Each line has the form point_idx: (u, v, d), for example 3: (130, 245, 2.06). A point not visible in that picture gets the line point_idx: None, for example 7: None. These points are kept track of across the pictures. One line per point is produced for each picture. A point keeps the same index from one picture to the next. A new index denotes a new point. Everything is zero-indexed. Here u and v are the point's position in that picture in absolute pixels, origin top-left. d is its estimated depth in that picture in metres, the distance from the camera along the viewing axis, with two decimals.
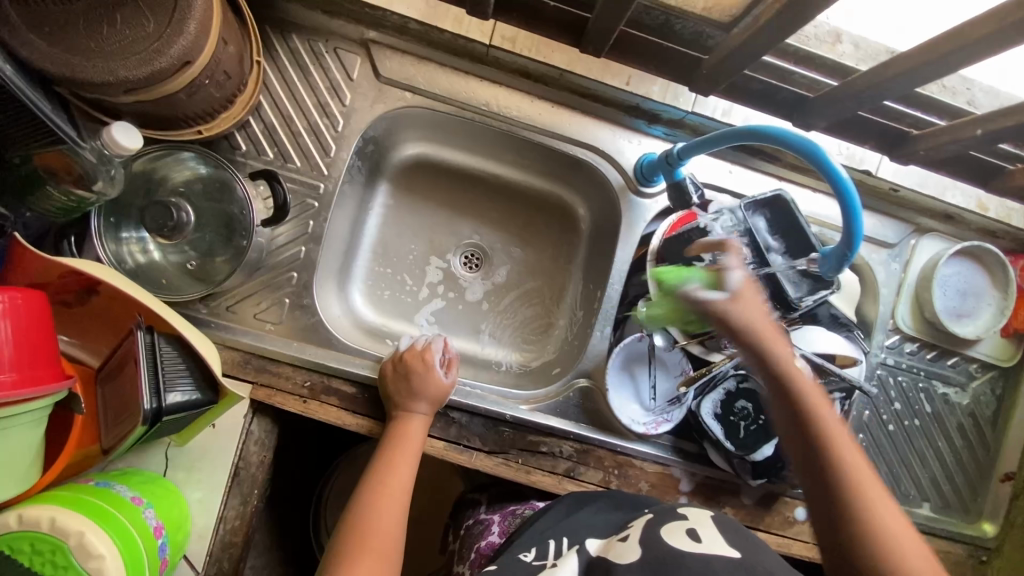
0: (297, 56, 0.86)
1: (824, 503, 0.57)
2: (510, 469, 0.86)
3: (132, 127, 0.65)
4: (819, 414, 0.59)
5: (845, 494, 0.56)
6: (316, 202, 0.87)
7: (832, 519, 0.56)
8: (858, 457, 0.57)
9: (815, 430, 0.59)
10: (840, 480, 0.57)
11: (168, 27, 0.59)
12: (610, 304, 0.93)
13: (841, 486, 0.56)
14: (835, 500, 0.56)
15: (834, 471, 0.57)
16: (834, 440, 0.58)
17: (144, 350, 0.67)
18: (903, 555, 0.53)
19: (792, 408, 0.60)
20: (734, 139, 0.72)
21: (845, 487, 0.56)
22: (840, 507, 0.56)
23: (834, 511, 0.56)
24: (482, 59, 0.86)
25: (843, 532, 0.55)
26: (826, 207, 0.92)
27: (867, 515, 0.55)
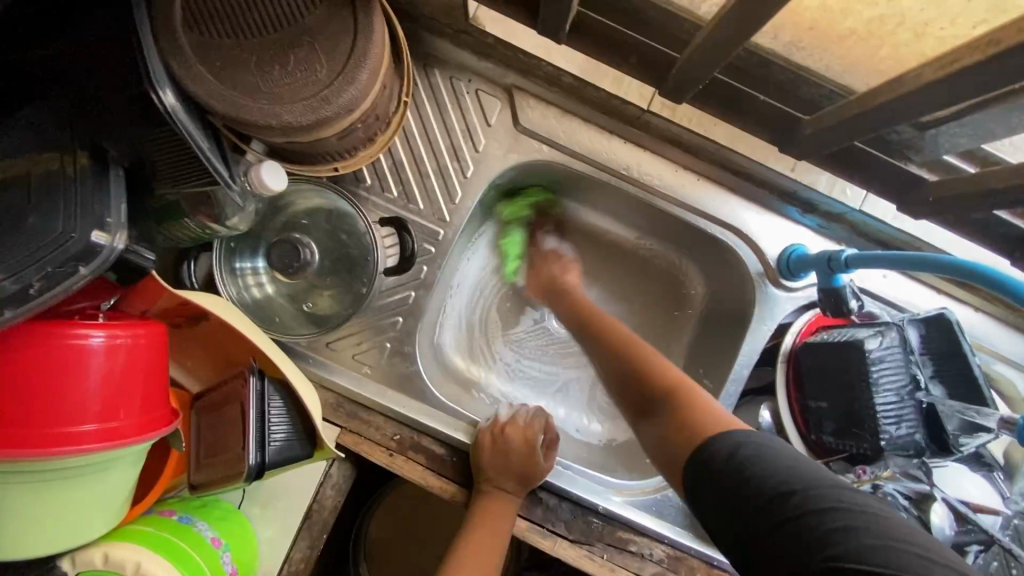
0: (436, 94, 0.81)
1: (635, 391, 0.69)
2: (595, 566, 0.78)
3: (279, 167, 0.62)
4: (608, 329, 0.78)
5: (638, 380, 0.69)
6: (432, 247, 0.82)
7: (629, 395, 0.70)
8: (642, 349, 0.72)
9: (610, 338, 0.76)
10: (630, 372, 0.70)
11: (341, 74, 0.54)
12: (728, 400, 0.84)
13: (636, 373, 0.70)
14: (641, 384, 0.69)
15: (625, 360, 0.72)
16: (622, 343, 0.75)
17: (254, 398, 0.64)
18: (680, 401, 0.62)
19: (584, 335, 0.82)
20: (921, 267, 0.64)
21: (647, 366, 0.70)
22: (645, 385, 0.68)
23: (639, 395, 0.68)
24: (632, 121, 0.81)
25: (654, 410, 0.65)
26: (990, 334, 0.83)
27: (658, 386, 0.66)
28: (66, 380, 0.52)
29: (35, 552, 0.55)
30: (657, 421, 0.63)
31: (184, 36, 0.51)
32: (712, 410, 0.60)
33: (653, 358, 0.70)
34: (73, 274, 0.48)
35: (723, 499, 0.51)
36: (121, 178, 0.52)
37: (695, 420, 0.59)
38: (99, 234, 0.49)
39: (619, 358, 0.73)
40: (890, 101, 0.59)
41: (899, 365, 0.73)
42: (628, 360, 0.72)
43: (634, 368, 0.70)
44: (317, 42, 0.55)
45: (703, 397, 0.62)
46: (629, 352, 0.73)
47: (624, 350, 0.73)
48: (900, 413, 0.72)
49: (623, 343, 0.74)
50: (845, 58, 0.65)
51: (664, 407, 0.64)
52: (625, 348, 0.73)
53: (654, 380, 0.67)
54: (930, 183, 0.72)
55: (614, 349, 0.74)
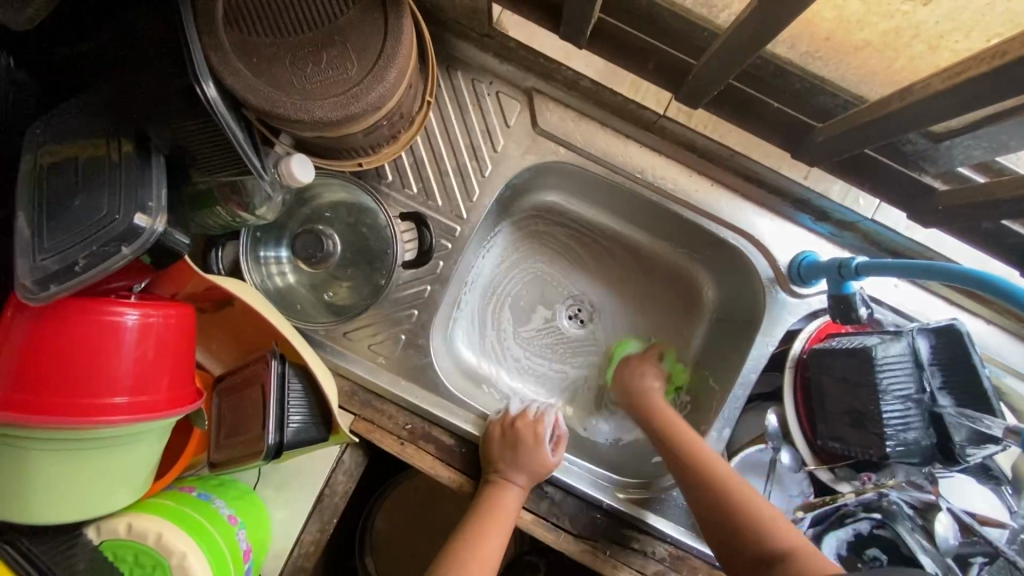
0: (458, 95, 0.83)
1: (732, 529, 0.72)
2: (597, 560, 0.79)
3: (307, 159, 0.64)
4: (683, 457, 0.78)
5: (741, 522, 0.71)
6: (449, 243, 0.85)
7: (727, 533, 0.72)
8: (727, 476, 0.75)
9: (693, 464, 0.77)
10: (716, 502, 0.73)
11: (371, 73, 0.57)
12: (735, 404, 0.85)
13: (742, 514, 0.72)
14: (743, 519, 0.71)
15: (710, 500, 0.74)
16: (707, 471, 0.76)
17: (275, 380, 0.67)
18: (796, 561, 0.66)
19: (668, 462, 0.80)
20: (929, 275, 0.65)
21: (750, 506, 0.72)
22: (745, 520, 0.71)
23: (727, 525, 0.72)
24: (648, 126, 0.83)
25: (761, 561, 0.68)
26: (1001, 346, 0.82)
27: (755, 525, 0.70)
28: (101, 354, 0.54)
29: (64, 518, 0.57)
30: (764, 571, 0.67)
31: (223, 32, 0.55)
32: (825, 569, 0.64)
33: (735, 489, 0.74)
34: (115, 253, 0.51)
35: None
36: (162, 166, 0.55)
37: None
38: (141, 217, 0.52)
39: (705, 490, 0.75)
40: (904, 108, 0.60)
41: (906, 374, 0.74)
42: (720, 499, 0.73)
43: (719, 500, 0.73)
44: (348, 41, 0.57)
45: (783, 529, 0.69)
46: (718, 477, 0.75)
47: (708, 484, 0.75)
48: (905, 420, 0.73)
49: (706, 475, 0.76)
50: (859, 69, 0.67)
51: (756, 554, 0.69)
52: (712, 486, 0.75)
53: (765, 530, 0.69)
54: (939, 192, 0.73)
55: (699, 486, 0.75)
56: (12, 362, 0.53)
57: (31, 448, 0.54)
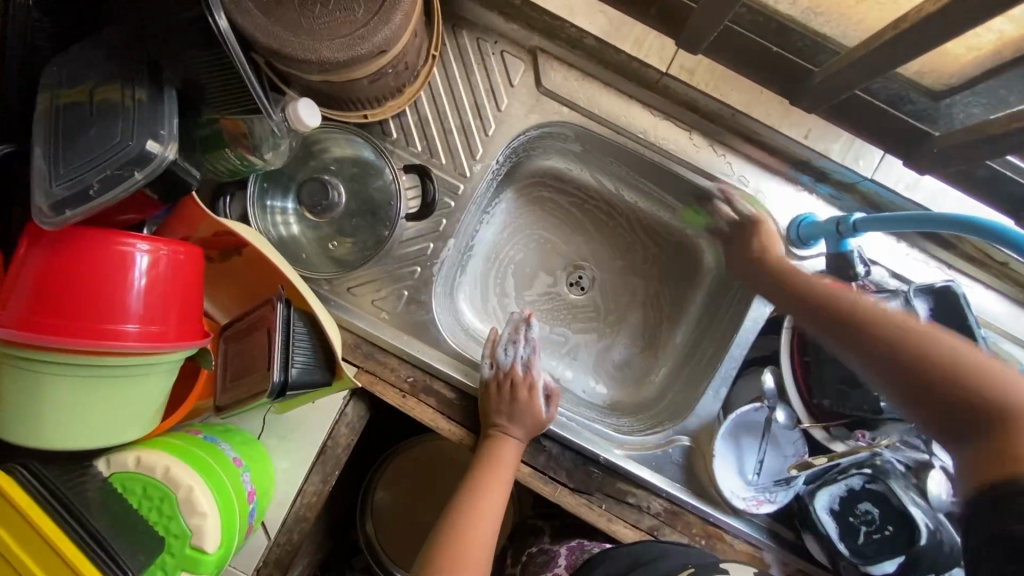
0: (463, 54, 0.85)
1: (884, 356, 0.67)
2: (592, 513, 0.81)
3: (314, 105, 0.66)
4: (870, 316, 0.69)
5: (919, 360, 0.64)
6: (452, 201, 0.86)
7: (903, 377, 0.65)
8: (856, 303, 0.71)
9: (837, 299, 0.72)
10: (882, 335, 0.67)
11: (377, 15, 0.58)
12: (732, 363, 0.86)
13: (888, 336, 0.67)
14: (913, 351, 0.65)
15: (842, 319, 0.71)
16: (843, 297, 0.72)
17: (281, 322, 0.68)
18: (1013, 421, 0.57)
19: (816, 307, 0.74)
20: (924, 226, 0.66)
21: (929, 350, 0.64)
22: (907, 350, 0.65)
23: (885, 357, 0.67)
24: (652, 85, 0.84)
25: (973, 422, 0.60)
26: (999, 311, 0.83)
27: (932, 366, 0.63)
28: (113, 282, 0.56)
29: (73, 444, 0.58)
30: (919, 382, 0.63)
31: None
32: None
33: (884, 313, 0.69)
34: (129, 178, 0.53)
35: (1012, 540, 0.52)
36: (174, 101, 0.57)
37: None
38: (153, 143, 0.54)
39: (923, 371, 0.63)
40: (904, 50, 0.61)
41: None
42: (935, 361, 0.63)
43: (863, 326, 0.69)
44: None
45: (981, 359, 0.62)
46: (866, 323, 0.69)
47: (925, 355, 0.64)
48: None
49: (860, 312, 0.70)
50: (858, 21, 0.69)
51: (931, 366, 0.63)
52: (863, 312, 0.70)
53: (969, 375, 0.61)
54: (936, 136, 0.73)
55: (864, 321, 0.69)
56: (28, 287, 0.55)
57: (46, 374, 0.56)
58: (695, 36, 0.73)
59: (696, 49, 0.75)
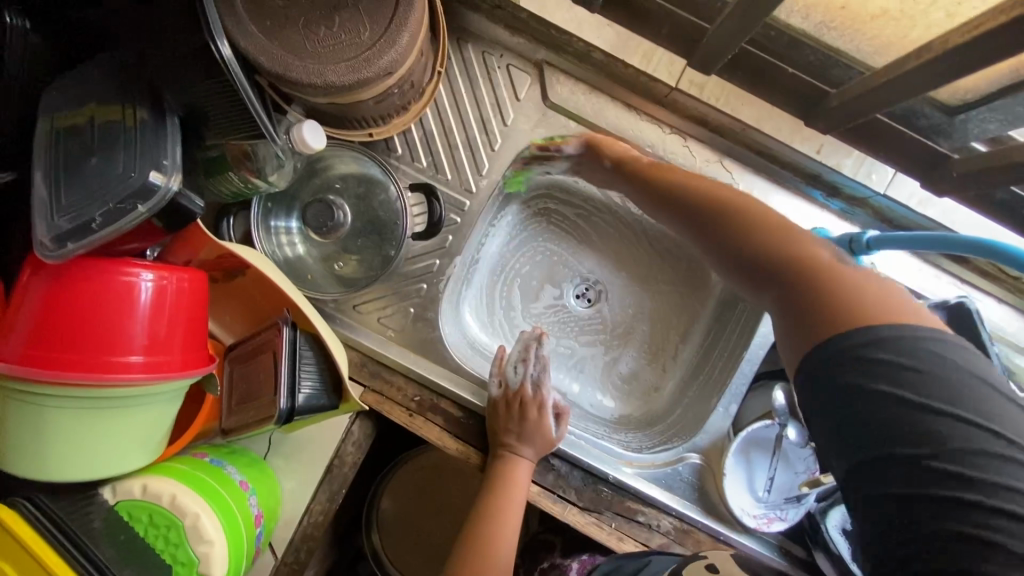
0: (468, 67, 0.83)
1: (729, 245, 0.67)
2: (602, 532, 0.80)
3: (318, 127, 0.64)
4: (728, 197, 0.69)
5: (760, 250, 0.63)
6: (458, 217, 0.85)
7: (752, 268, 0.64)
8: (774, 221, 0.65)
9: (748, 204, 0.67)
10: (794, 259, 0.60)
11: (383, 38, 0.57)
12: (742, 379, 0.85)
13: (750, 225, 0.65)
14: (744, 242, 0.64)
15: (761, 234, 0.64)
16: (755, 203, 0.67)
17: (287, 346, 0.67)
18: (818, 285, 0.58)
19: (652, 195, 0.75)
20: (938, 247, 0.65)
21: (765, 234, 0.64)
22: (756, 248, 0.64)
23: (737, 253, 0.66)
24: (661, 99, 0.82)
25: (772, 277, 0.62)
26: (1015, 326, 0.81)
27: (773, 251, 0.62)
28: (117, 314, 0.55)
29: (79, 476, 0.58)
30: (775, 273, 0.62)
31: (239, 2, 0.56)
32: (863, 295, 0.55)
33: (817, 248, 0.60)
34: (131, 211, 0.52)
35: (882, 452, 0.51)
36: (177, 128, 0.56)
37: (835, 305, 0.55)
38: (157, 174, 0.53)
39: (765, 245, 0.63)
40: (922, 69, 0.60)
41: None
42: (750, 237, 0.64)
43: (784, 247, 0.62)
44: (361, 7, 0.57)
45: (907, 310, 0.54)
46: (782, 241, 0.62)
47: (761, 239, 0.63)
48: None
49: (760, 212, 0.65)
50: (873, 37, 0.67)
51: (809, 301, 0.58)
52: (749, 215, 0.66)
53: (801, 257, 0.60)
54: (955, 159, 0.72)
55: (728, 221, 0.67)
56: (31, 319, 0.54)
57: (51, 406, 0.55)
58: (705, 52, 0.72)
59: (711, 71, 0.74)
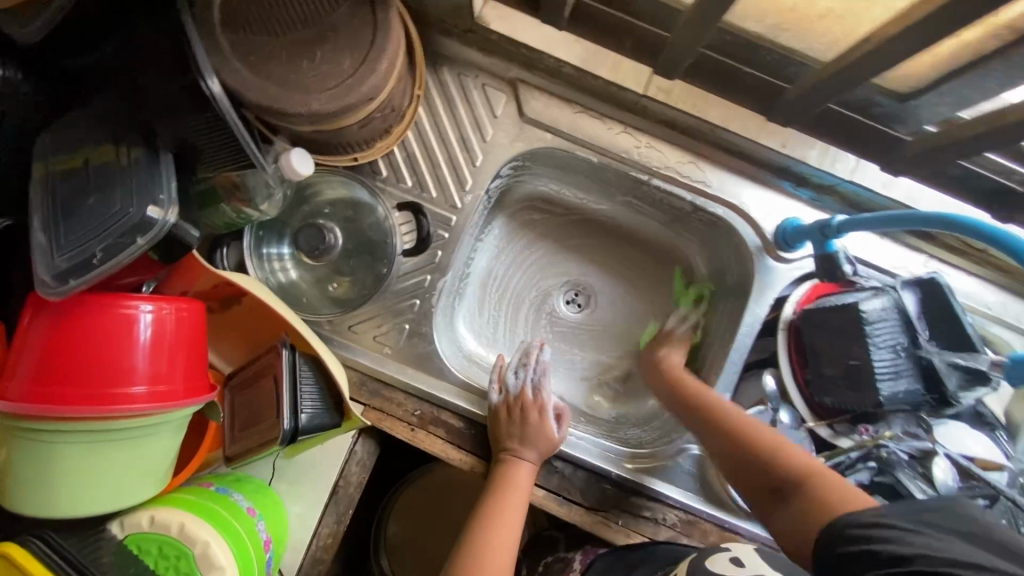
0: (445, 89, 0.87)
1: (723, 441, 0.75)
2: (607, 529, 0.82)
3: (306, 153, 0.67)
4: (723, 409, 0.79)
5: (753, 457, 0.71)
6: (446, 233, 0.87)
7: (746, 463, 0.72)
8: (748, 427, 0.74)
9: (718, 409, 0.79)
10: (737, 432, 0.74)
11: (363, 65, 0.60)
12: (732, 369, 0.87)
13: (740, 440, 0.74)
14: (750, 458, 0.72)
15: (735, 437, 0.74)
16: (725, 412, 0.78)
17: (287, 368, 0.69)
18: (811, 484, 0.64)
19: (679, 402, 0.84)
20: (903, 224, 0.69)
21: (759, 437, 0.73)
22: (749, 446, 0.72)
23: (734, 459, 0.73)
24: (630, 107, 0.86)
25: (777, 493, 0.67)
26: (986, 294, 0.85)
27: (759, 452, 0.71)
28: (118, 346, 0.56)
29: (86, 510, 0.58)
30: (773, 488, 0.68)
31: (222, 39, 0.58)
32: (840, 491, 0.61)
33: (758, 429, 0.74)
34: (131, 244, 0.54)
35: (844, 561, 0.53)
36: (171, 163, 0.57)
37: (824, 502, 0.61)
38: (154, 209, 0.54)
39: (765, 458, 0.70)
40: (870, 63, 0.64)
41: (894, 326, 0.76)
42: (748, 437, 0.73)
43: (762, 457, 0.71)
44: (340, 37, 0.60)
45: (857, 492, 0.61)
46: (741, 430, 0.74)
47: (765, 448, 0.71)
48: (897, 370, 0.76)
49: (733, 420, 0.76)
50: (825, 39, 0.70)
51: (797, 510, 0.63)
52: (730, 420, 0.76)
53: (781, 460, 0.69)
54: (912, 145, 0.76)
55: (723, 424, 0.76)
56: (36, 356, 0.55)
57: (59, 442, 0.56)
58: (670, 61, 0.76)
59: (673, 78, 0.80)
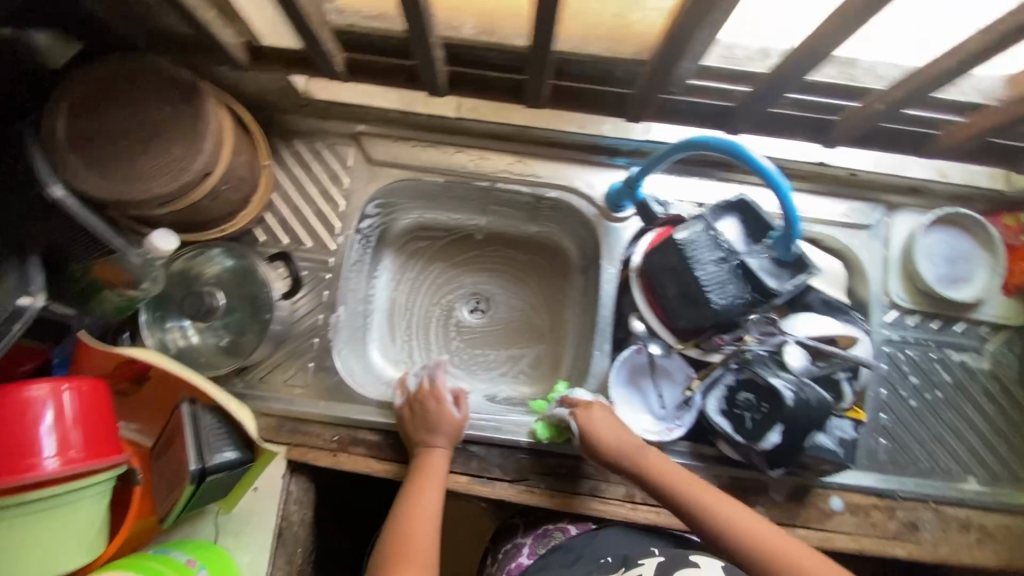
0: (299, 156, 1.01)
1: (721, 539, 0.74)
2: (534, 496, 0.90)
3: (169, 232, 0.78)
4: (706, 509, 0.76)
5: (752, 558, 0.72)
6: (327, 274, 0.99)
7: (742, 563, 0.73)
8: (737, 522, 0.74)
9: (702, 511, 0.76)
10: (730, 530, 0.74)
11: (191, 148, 0.74)
12: (605, 323, 0.99)
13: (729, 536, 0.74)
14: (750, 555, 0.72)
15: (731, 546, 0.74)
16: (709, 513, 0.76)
17: (188, 420, 0.77)
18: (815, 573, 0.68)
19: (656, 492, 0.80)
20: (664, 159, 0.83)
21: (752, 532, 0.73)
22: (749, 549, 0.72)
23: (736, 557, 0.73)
24: (454, 129, 1.01)
25: None
26: (789, 202, 0.99)
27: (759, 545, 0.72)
28: (21, 428, 0.64)
29: None
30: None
31: (70, 158, 0.71)
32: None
33: (747, 521, 0.74)
34: (9, 330, 0.69)
35: None
36: (39, 264, 0.73)
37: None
38: (25, 298, 0.70)
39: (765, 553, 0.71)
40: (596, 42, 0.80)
41: (710, 242, 0.87)
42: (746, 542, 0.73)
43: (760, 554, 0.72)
44: (167, 131, 0.74)
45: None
46: (735, 529, 0.74)
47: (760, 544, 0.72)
48: (721, 278, 0.86)
49: (724, 516, 0.75)
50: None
51: None
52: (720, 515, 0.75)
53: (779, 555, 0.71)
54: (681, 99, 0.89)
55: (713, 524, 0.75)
56: None
57: None
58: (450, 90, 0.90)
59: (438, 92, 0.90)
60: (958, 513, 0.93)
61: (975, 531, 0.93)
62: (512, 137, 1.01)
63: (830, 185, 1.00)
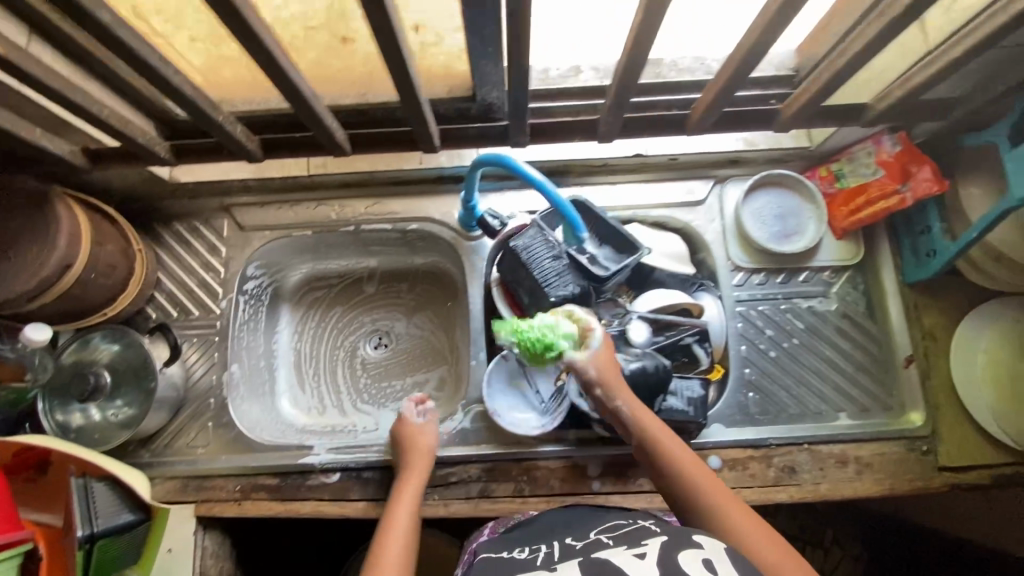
0: (178, 235, 1.11)
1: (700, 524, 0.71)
2: (429, 507, 0.96)
3: (44, 324, 0.87)
4: (701, 492, 0.73)
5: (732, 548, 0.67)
6: (217, 335, 1.08)
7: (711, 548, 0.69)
8: (732, 512, 0.70)
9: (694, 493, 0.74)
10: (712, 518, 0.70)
11: (47, 248, 0.83)
12: (478, 333, 1.06)
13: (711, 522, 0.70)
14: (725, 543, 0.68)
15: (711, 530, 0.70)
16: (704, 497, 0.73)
17: (76, 491, 0.83)
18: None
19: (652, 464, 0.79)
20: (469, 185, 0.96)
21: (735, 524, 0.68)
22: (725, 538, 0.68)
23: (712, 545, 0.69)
24: (312, 186, 1.11)
25: None
26: (621, 193, 1.09)
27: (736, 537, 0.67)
28: None
29: None
30: None
31: None
32: None
33: (739, 515, 0.69)
34: None
35: None
36: None
37: None
38: None
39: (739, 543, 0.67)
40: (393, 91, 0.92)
41: (545, 242, 0.95)
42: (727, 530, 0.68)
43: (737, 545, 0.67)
44: (25, 237, 0.84)
45: None
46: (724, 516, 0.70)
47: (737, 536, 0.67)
48: (561, 274, 0.94)
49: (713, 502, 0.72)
50: (352, 92, 0.93)
51: None
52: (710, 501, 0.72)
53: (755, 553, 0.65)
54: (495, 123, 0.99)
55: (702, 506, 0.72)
56: None
57: None
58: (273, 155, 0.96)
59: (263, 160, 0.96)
60: (833, 450, 0.98)
61: (852, 465, 0.97)
62: (365, 183, 1.11)
63: (656, 171, 1.09)
